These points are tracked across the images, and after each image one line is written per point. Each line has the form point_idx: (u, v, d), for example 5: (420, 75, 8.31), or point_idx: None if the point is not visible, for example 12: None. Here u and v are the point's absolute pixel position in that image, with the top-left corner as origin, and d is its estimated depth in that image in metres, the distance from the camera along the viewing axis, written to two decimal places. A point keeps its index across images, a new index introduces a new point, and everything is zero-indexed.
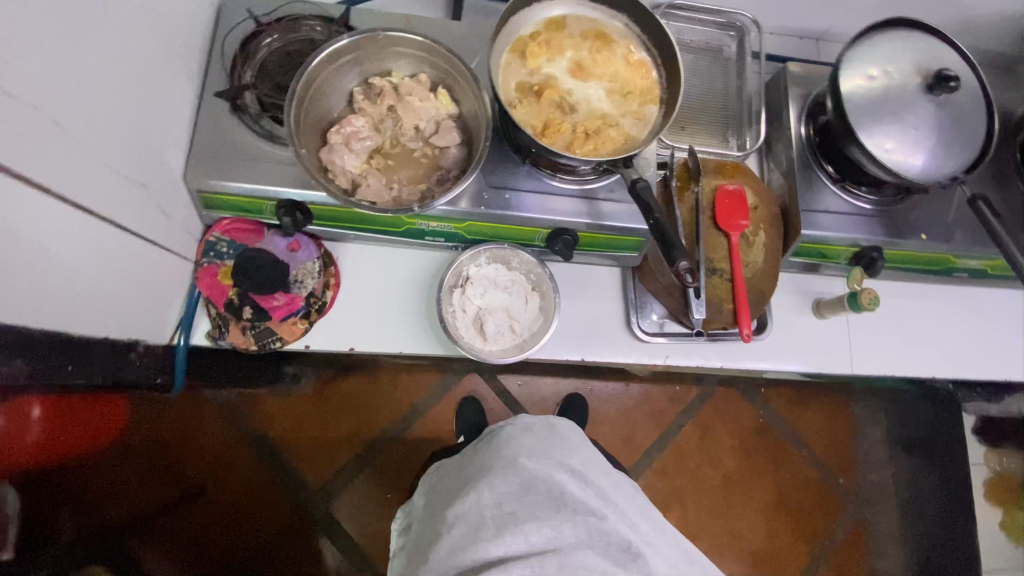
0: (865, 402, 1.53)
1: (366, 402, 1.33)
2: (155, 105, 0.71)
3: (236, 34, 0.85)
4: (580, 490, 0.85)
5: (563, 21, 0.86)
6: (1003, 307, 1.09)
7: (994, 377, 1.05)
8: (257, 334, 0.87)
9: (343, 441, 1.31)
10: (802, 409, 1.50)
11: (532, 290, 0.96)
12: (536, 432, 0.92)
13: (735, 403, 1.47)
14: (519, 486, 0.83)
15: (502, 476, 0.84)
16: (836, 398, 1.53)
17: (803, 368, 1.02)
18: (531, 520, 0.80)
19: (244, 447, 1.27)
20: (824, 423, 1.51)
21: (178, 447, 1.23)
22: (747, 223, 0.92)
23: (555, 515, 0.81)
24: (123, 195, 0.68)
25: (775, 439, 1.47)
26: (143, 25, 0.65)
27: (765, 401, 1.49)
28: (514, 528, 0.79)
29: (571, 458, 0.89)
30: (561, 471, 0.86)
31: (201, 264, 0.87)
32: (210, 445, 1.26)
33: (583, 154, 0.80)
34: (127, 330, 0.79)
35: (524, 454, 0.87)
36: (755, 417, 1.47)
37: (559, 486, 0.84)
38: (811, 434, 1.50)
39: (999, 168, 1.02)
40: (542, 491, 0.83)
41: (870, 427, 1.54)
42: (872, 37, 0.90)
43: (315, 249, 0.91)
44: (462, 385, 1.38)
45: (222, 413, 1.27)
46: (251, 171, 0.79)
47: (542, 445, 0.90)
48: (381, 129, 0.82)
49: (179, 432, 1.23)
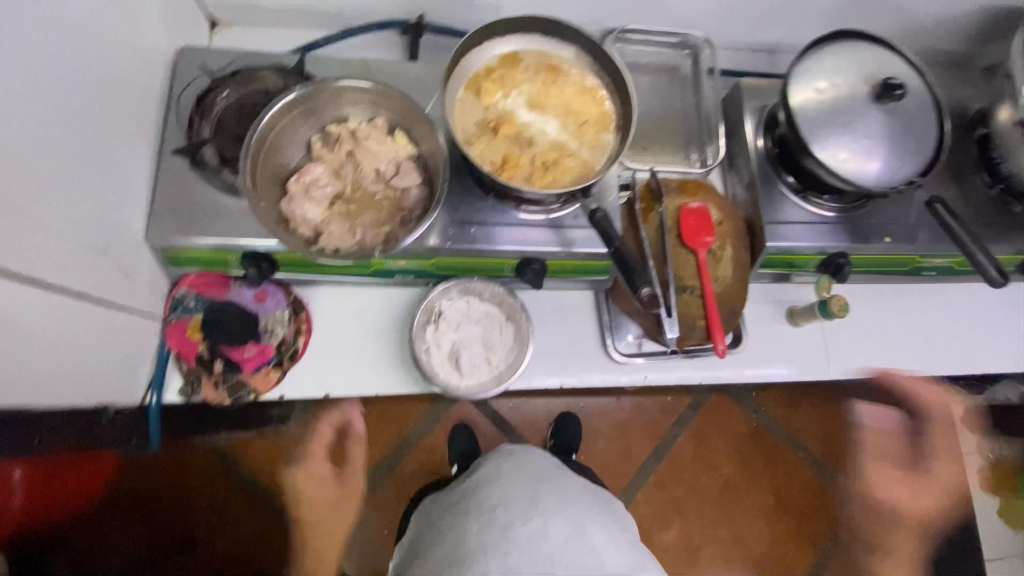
0: (858, 397, 1.54)
1: (357, 438, 1.32)
2: (108, 170, 0.72)
3: (192, 90, 0.85)
4: (552, 495, 0.90)
5: (516, 56, 0.87)
6: (976, 299, 1.10)
7: (973, 371, 1.07)
8: (230, 388, 0.85)
9: (337, 479, 1.30)
10: (796, 410, 1.51)
11: (506, 321, 0.94)
12: (516, 455, 1.00)
13: (728, 408, 1.47)
14: (502, 491, 0.90)
15: (489, 485, 0.92)
16: (828, 396, 1.54)
17: (787, 372, 1.03)
18: (507, 514, 0.86)
19: (237, 495, 1.25)
20: (819, 422, 1.51)
21: (165, 495, 1.22)
22: (712, 240, 0.94)
23: (529, 511, 0.86)
24: (80, 262, 0.68)
25: (769, 442, 1.47)
26: (84, 93, 0.66)
27: (758, 405, 1.49)
28: (491, 521, 0.85)
29: (552, 475, 0.96)
30: (539, 481, 0.93)
31: (170, 320, 0.85)
32: (204, 492, 1.24)
33: (544, 186, 0.82)
34: (95, 395, 0.77)
35: (512, 470, 0.95)
36: (749, 421, 1.48)
37: (536, 490, 0.91)
38: (806, 435, 1.50)
39: (959, 166, 1.05)
40: (521, 495, 0.89)
41: (866, 421, 1.52)
42: (819, 50, 0.91)
43: (284, 296, 0.89)
44: (453, 412, 1.37)
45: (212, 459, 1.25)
46: (215, 226, 0.80)
47: (526, 464, 0.97)
48: (341, 174, 0.81)
49: (170, 481, 1.22)
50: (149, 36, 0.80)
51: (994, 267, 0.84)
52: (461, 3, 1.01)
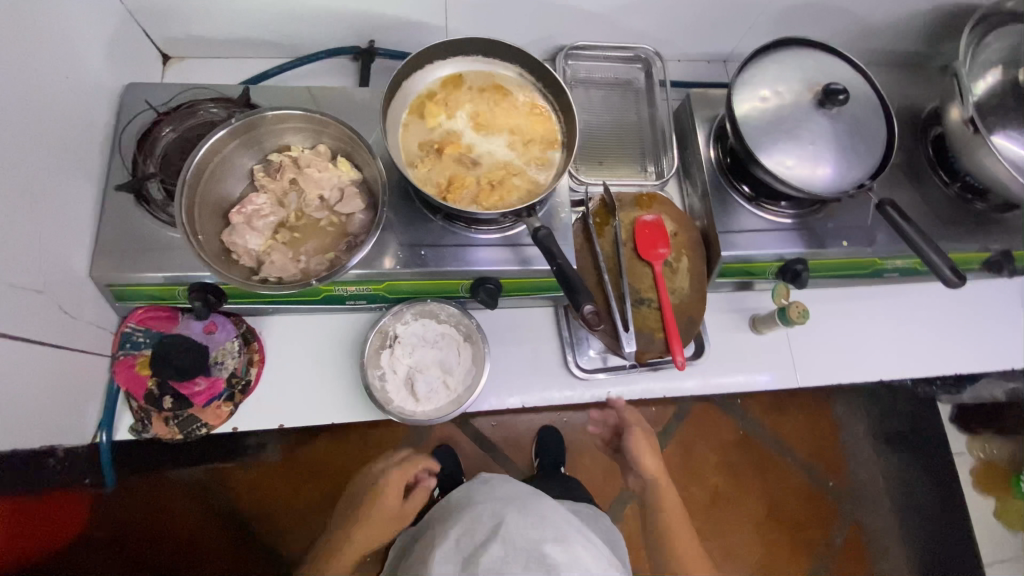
0: (845, 402, 1.51)
1: (335, 468, 1.29)
2: (46, 210, 0.71)
3: (136, 125, 0.85)
4: (517, 515, 0.82)
5: (459, 78, 0.88)
6: (944, 298, 1.10)
7: (946, 371, 1.05)
8: (181, 424, 0.84)
9: (317, 507, 1.27)
10: (783, 416, 1.48)
11: (464, 342, 0.93)
12: (493, 484, 0.97)
13: (716, 417, 1.45)
14: (468, 520, 0.84)
15: (458, 516, 0.87)
16: (814, 400, 1.51)
17: (771, 380, 1.02)
18: (465, 539, 0.80)
19: (216, 529, 1.23)
20: (807, 427, 1.48)
21: (142, 532, 1.19)
22: (668, 251, 0.93)
23: (486, 533, 0.80)
24: (17, 305, 0.67)
25: (758, 450, 1.45)
26: (12, 132, 0.65)
27: (744, 412, 1.47)
28: (449, 547, 0.80)
29: (530, 499, 0.89)
30: (508, 504, 0.86)
31: (117, 357, 0.83)
32: (184, 528, 1.21)
33: (491, 206, 0.81)
34: (41, 436, 0.74)
35: (487, 499, 0.89)
36: (737, 429, 1.46)
37: (501, 512, 0.84)
38: (794, 440, 1.47)
39: (914, 166, 1.04)
40: (484, 520, 0.83)
41: (855, 424, 1.50)
42: (763, 58, 0.91)
43: (233, 327, 0.88)
44: (432, 434, 1.35)
45: (189, 492, 1.22)
46: (162, 262, 0.79)
47: (503, 492, 0.91)
48: (285, 203, 0.81)
49: (148, 517, 1.20)
50: (90, 73, 0.80)
51: (948, 266, 0.83)
52: (409, 27, 1.02)
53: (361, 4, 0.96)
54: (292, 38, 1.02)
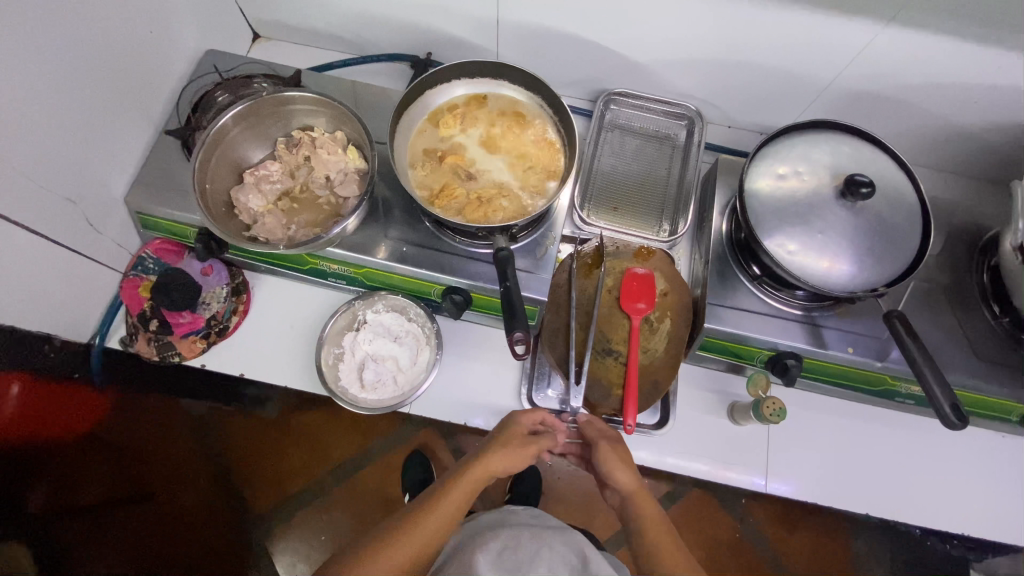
0: (866, 536, 1.32)
1: (319, 443, 1.34)
2: (99, 136, 0.84)
3: (200, 83, 0.98)
4: (557, 542, 0.87)
5: (483, 98, 0.93)
6: (971, 445, 0.96)
7: (957, 527, 0.91)
8: (159, 346, 0.93)
9: (292, 474, 1.32)
10: (791, 533, 1.33)
11: (425, 344, 0.95)
12: (531, 515, 1.00)
13: (710, 511, 1.34)
14: (506, 536, 0.88)
15: (495, 530, 0.91)
16: (833, 527, 1.33)
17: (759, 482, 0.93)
18: (506, 548, 0.85)
19: (200, 464, 1.29)
20: (816, 555, 1.31)
21: (137, 448, 1.26)
22: (647, 308, 0.89)
23: (528, 548, 0.84)
24: (48, 206, 0.79)
25: (753, 562, 1.31)
26: (82, 65, 0.77)
27: (746, 515, 1.34)
28: (492, 552, 0.84)
29: (566, 532, 0.93)
30: (546, 531, 0.91)
31: (127, 276, 0.93)
32: (173, 449, 1.28)
33: (472, 219, 0.82)
34: (41, 322, 0.85)
35: (522, 523, 0.94)
36: (731, 530, 1.33)
37: (541, 535, 0.89)
38: (797, 564, 1.31)
39: (961, 290, 0.93)
40: (523, 539, 0.87)
41: (873, 567, 1.30)
42: (795, 137, 0.87)
43: (228, 276, 0.97)
44: (417, 438, 1.36)
45: (194, 421, 1.30)
46: (178, 201, 0.89)
47: (537, 522, 0.96)
48: (295, 175, 0.89)
49: (151, 437, 1.27)
50: (173, 34, 0.93)
51: (950, 405, 0.73)
52: (463, 46, 1.09)
53: (419, 17, 1.04)
54: (360, 38, 1.12)
